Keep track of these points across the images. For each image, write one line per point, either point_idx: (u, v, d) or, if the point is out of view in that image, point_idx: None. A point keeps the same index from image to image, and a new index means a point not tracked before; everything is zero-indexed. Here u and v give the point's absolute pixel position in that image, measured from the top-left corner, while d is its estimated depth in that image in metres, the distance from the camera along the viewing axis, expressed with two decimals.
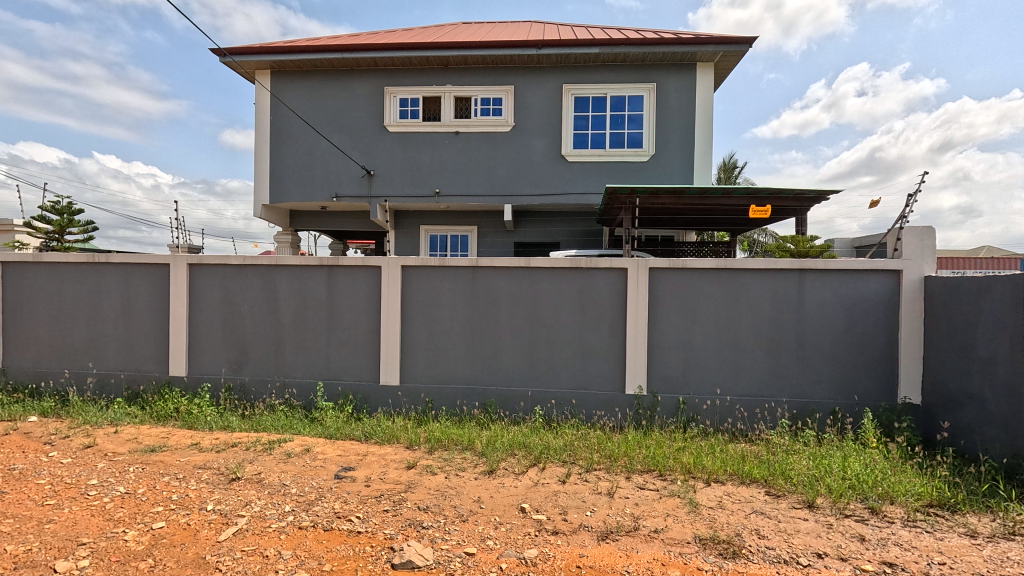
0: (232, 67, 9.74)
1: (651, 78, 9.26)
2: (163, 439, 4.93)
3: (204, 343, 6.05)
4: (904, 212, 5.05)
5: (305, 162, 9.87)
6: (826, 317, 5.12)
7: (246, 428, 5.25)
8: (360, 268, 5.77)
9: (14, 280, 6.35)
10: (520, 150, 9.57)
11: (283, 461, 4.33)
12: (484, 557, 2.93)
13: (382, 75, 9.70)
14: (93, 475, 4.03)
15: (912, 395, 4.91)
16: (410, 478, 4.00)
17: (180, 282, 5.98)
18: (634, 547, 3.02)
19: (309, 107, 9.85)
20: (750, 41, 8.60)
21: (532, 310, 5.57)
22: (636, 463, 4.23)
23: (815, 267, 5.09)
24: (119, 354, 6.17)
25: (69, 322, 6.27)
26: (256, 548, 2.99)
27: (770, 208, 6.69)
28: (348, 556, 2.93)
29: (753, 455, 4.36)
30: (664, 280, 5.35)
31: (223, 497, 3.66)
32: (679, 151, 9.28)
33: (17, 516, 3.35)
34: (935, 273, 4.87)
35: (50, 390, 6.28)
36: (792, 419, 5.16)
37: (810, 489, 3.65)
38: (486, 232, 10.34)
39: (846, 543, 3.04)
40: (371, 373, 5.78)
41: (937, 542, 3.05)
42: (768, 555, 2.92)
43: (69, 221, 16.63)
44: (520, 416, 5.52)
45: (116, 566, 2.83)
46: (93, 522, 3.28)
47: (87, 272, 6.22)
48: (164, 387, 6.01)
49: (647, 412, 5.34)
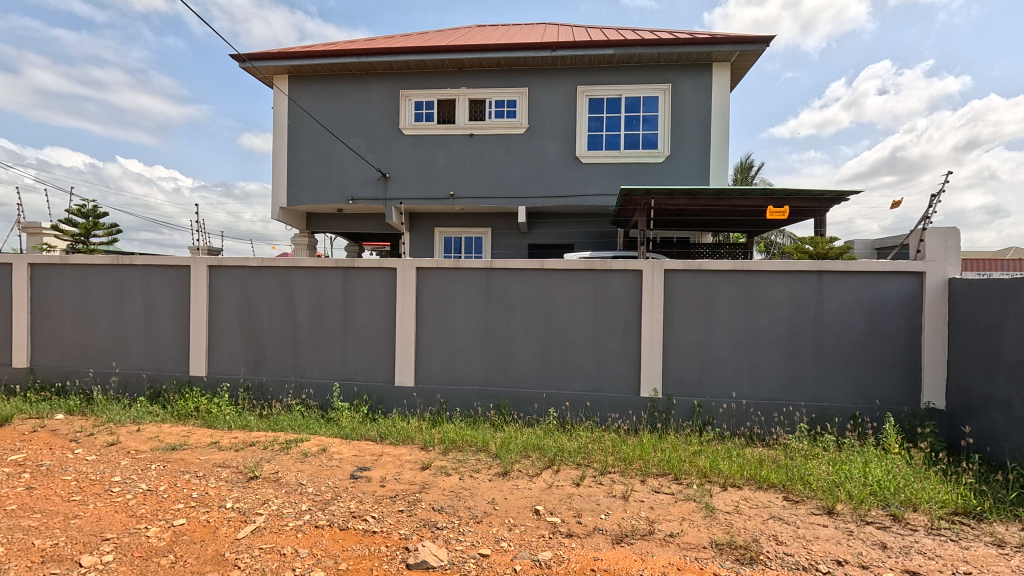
0: (251, 72, 9.91)
1: (667, 78, 9.20)
2: (184, 437, 5.04)
3: (223, 343, 6.16)
4: (927, 213, 4.95)
5: (322, 165, 10.00)
6: (846, 320, 5.03)
7: (264, 428, 5.34)
8: (375, 270, 5.83)
9: (41, 281, 6.54)
10: (534, 152, 9.58)
11: (300, 461, 4.39)
12: (498, 559, 2.93)
13: (397, 79, 9.80)
14: (116, 472, 4.13)
15: (936, 400, 4.80)
16: (424, 478, 4.02)
17: (200, 283, 6.11)
18: (650, 551, 3.00)
19: (326, 111, 9.97)
20: (768, 41, 8.50)
21: (546, 312, 5.56)
22: (651, 466, 4.20)
23: (834, 269, 5.01)
24: (141, 354, 6.32)
25: (94, 322, 6.44)
26: (275, 546, 3.03)
27: (788, 209, 6.60)
28: (364, 555, 2.95)
29: (771, 460, 4.30)
30: (680, 282, 5.30)
31: (241, 495, 3.72)
32: (695, 151, 9.20)
33: (44, 511, 3.45)
34: (960, 275, 4.76)
35: (75, 389, 6.45)
36: (811, 424, 5.07)
37: (830, 495, 3.58)
38: (500, 234, 10.38)
39: (867, 550, 2.98)
40: (385, 374, 5.83)
41: (962, 551, 2.98)
42: (787, 562, 2.87)
43: (95, 224, 17.11)
44: (535, 418, 5.52)
45: (139, 561, 2.89)
46: (117, 518, 3.36)
47: (111, 274, 6.38)
48: (184, 386, 6.14)
49: (662, 415, 5.30)
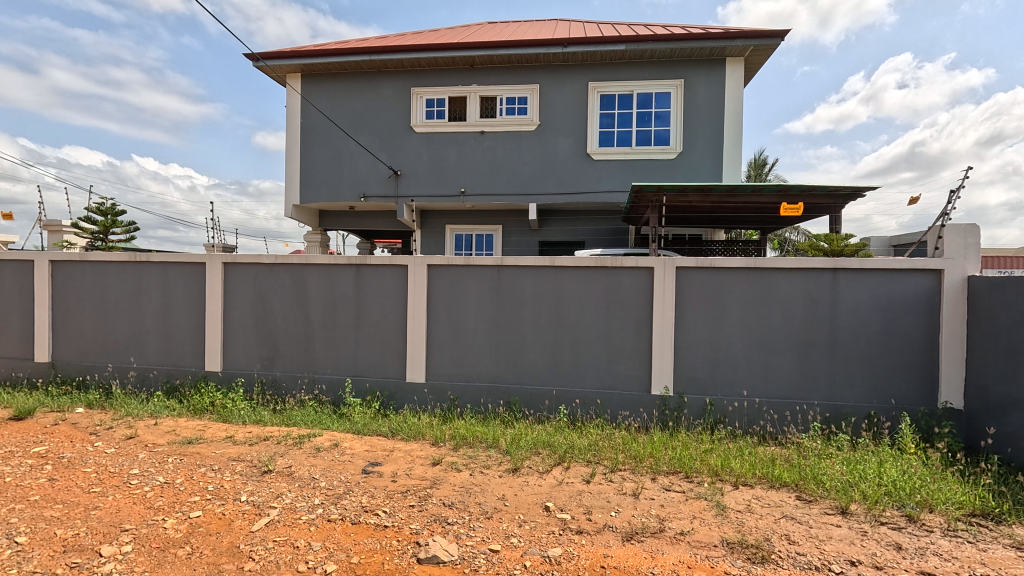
0: (265, 71, 10.01)
1: (680, 74, 9.12)
2: (199, 432, 5.12)
3: (237, 339, 6.25)
4: (947, 209, 4.83)
5: (334, 162, 10.08)
6: (862, 318, 4.96)
7: (277, 423, 5.42)
8: (387, 267, 5.87)
9: (62, 278, 6.68)
10: (545, 149, 9.56)
11: (312, 455, 4.45)
12: (508, 554, 2.94)
13: (409, 77, 9.83)
14: (134, 465, 4.22)
15: (954, 400, 4.71)
16: (435, 474, 4.05)
17: (216, 281, 6.21)
18: (659, 548, 2.99)
19: (338, 109, 10.05)
20: (784, 35, 8.38)
21: (556, 308, 5.56)
22: (662, 464, 4.18)
23: (849, 266, 4.93)
24: (159, 349, 6.44)
25: (113, 318, 6.57)
26: (288, 539, 3.08)
27: (803, 206, 6.48)
28: (375, 549, 2.98)
29: (784, 458, 4.27)
30: (692, 280, 5.27)
31: (256, 489, 3.78)
32: (708, 148, 9.11)
33: (65, 502, 3.54)
34: (980, 273, 4.65)
35: (95, 383, 6.59)
36: (825, 423, 5.01)
37: (843, 495, 3.53)
38: (512, 231, 10.39)
39: (881, 551, 2.94)
40: (397, 370, 5.87)
41: (980, 553, 2.93)
42: (799, 562, 2.85)
43: (113, 221, 17.42)
44: (545, 415, 5.52)
45: (156, 552, 2.95)
46: (136, 510, 3.44)
47: (130, 271, 6.51)
48: (200, 381, 6.24)
49: (673, 413, 5.27)
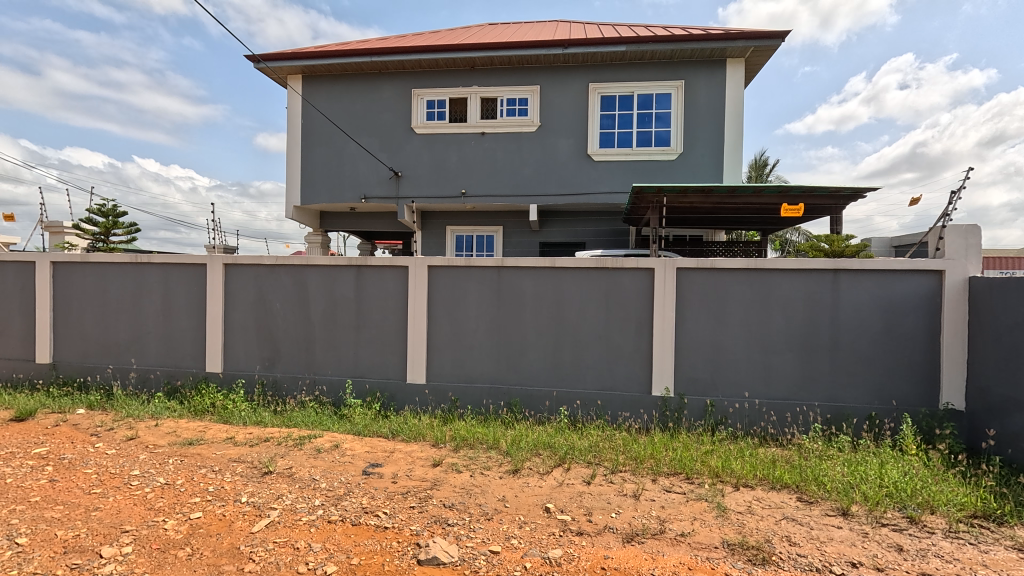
0: (266, 73, 10.02)
1: (680, 75, 9.11)
2: (200, 432, 5.13)
3: (238, 340, 6.26)
4: (949, 209, 4.82)
5: (334, 163, 10.09)
6: (863, 319, 4.95)
7: (278, 424, 5.43)
8: (388, 268, 5.87)
9: (63, 279, 6.69)
10: (546, 149, 9.56)
11: (313, 457, 4.45)
12: (508, 555, 2.94)
13: (409, 77, 9.84)
14: (135, 466, 4.23)
15: (955, 401, 4.70)
16: (436, 475, 4.05)
17: (216, 282, 6.21)
18: (660, 550, 2.99)
19: (339, 110, 10.06)
20: (785, 36, 8.37)
21: (557, 309, 5.56)
22: (663, 465, 4.18)
23: (850, 267, 4.92)
24: (159, 350, 6.45)
25: (113, 319, 6.57)
26: (289, 540, 3.08)
27: (803, 208, 6.42)
28: (375, 550, 2.98)
29: (784, 459, 4.26)
30: (693, 280, 5.26)
31: (256, 490, 3.78)
32: (708, 149, 9.10)
33: (66, 504, 3.54)
34: (981, 274, 4.64)
35: (96, 384, 6.60)
36: (826, 424, 5.00)
37: (845, 496, 3.52)
38: (512, 232, 10.40)
39: (882, 552, 2.93)
40: (397, 371, 5.87)
41: (982, 554, 2.92)
42: (800, 563, 2.84)
43: (115, 223, 17.49)
44: (545, 416, 5.52)
45: (157, 553, 2.95)
46: (136, 511, 3.44)
47: (131, 272, 6.51)
48: (200, 382, 6.25)
49: (673, 414, 5.26)
